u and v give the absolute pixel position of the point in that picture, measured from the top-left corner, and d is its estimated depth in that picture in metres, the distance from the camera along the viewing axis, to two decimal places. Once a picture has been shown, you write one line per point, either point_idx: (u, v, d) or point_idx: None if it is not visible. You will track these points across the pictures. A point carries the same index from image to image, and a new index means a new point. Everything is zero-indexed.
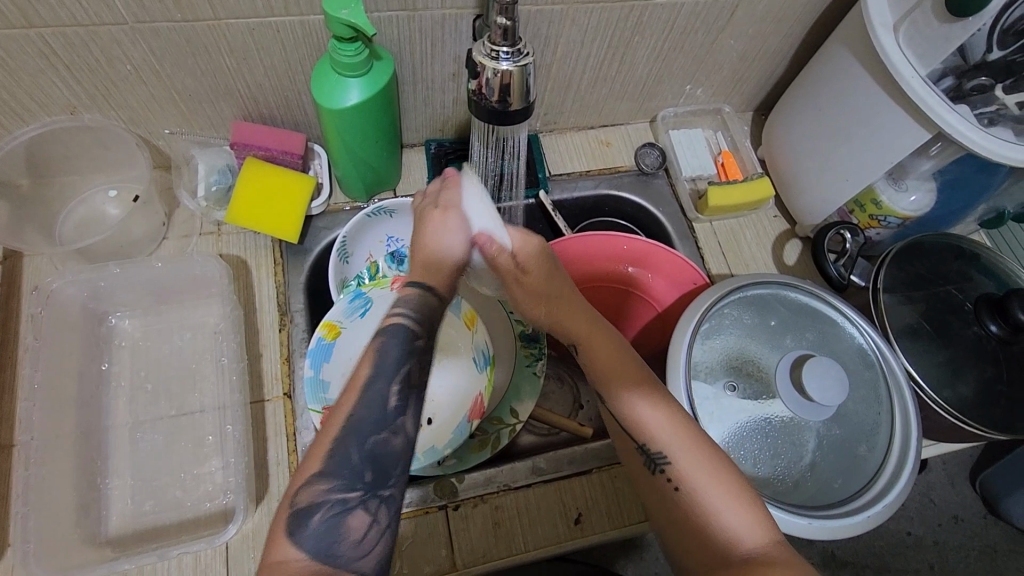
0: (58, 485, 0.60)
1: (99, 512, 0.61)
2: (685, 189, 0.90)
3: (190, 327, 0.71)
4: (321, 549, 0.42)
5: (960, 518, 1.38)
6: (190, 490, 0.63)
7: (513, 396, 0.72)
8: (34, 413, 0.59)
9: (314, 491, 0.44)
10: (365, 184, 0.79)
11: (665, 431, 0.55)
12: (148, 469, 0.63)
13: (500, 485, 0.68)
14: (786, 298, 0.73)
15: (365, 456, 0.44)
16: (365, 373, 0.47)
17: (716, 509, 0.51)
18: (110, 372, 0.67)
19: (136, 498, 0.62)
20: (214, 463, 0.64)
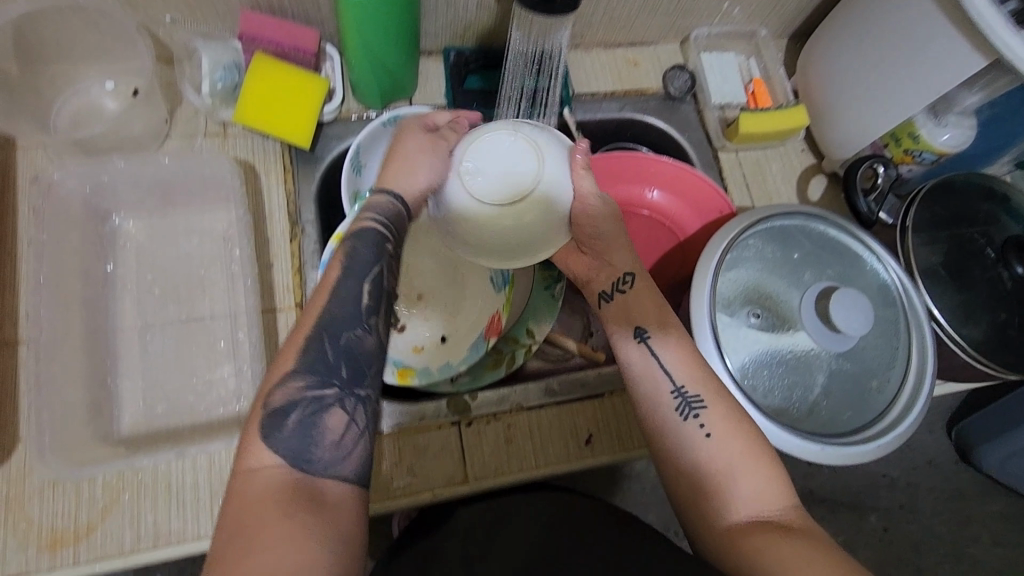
0: (70, 383, 0.59)
1: (113, 411, 0.62)
2: (713, 117, 0.86)
3: (198, 233, 0.69)
4: (296, 452, 0.44)
5: (934, 462, 1.42)
6: (202, 395, 0.64)
7: (531, 316, 0.72)
8: (41, 310, 0.57)
9: (288, 391, 0.46)
10: (381, 91, 0.74)
11: (707, 385, 0.56)
12: (159, 372, 0.64)
13: (513, 404, 0.68)
14: (813, 231, 0.71)
15: (339, 353, 0.47)
16: (336, 273, 0.49)
17: (740, 466, 0.53)
18: (115, 274, 0.65)
19: (149, 399, 0.63)
20: (225, 369, 0.64)
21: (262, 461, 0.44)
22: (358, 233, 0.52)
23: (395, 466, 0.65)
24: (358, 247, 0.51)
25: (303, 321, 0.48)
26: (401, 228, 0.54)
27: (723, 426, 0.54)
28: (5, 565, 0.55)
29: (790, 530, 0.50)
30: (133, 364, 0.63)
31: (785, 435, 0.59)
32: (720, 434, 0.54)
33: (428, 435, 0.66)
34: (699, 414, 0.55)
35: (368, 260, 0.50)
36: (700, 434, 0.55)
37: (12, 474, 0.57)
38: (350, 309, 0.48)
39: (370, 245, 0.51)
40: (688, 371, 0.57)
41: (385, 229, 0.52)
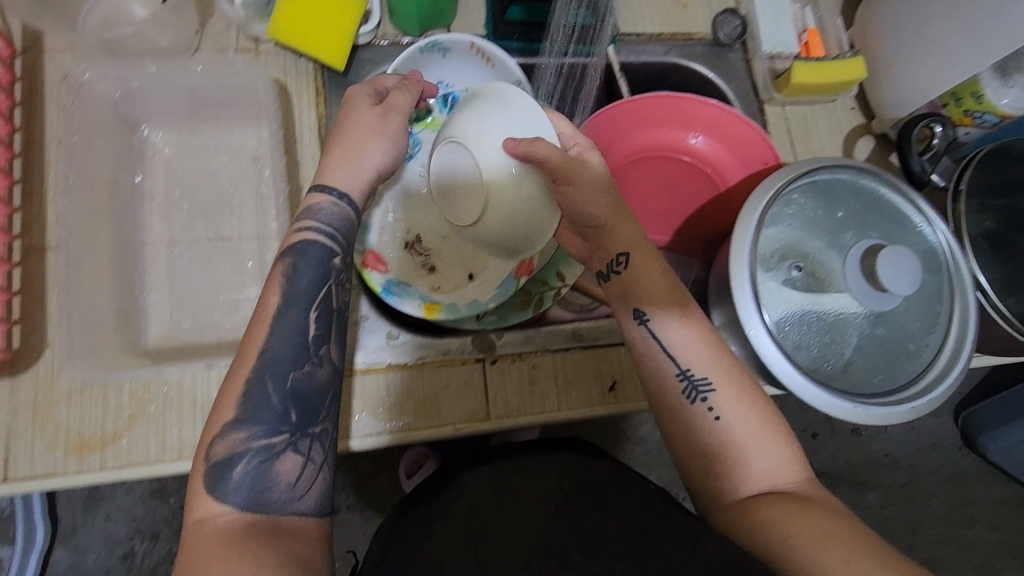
0: (98, 289, 0.59)
1: (139, 321, 0.63)
2: (762, 68, 0.82)
3: (228, 150, 0.69)
4: (252, 499, 0.44)
5: (937, 445, 1.39)
6: (228, 313, 0.65)
7: (562, 260, 0.70)
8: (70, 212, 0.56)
9: (231, 443, 0.45)
10: (420, 17, 0.70)
11: (715, 366, 0.54)
12: (187, 286, 0.65)
13: (539, 345, 0.68)
14: (862, 188, 0.68)
15: (285, 396, 0.47)
16: (274, 300, 0.49)
17: (754, 443, 0.52)
18: (144, 186, 0.66)
19: (176, 313, 0.64)
20: (251, 290, 0.65)
21: (213, 512, 0.43)
22: (299, 248, 0.51)
23: (416, 399, 0.65)
24: (302, 272, 0.51)
25: (243, 356, 0.48)
26: (350, 235, 0.54)
27: (733, 407, 0.53)
28: (33, 464, 0.55)
29: (808, 501, 0.49)
30: (160, 278, 0.65)
31: (816, 390, 0.58)
32: (730, 416, 0.52)
33: (451, 370, 0.66)
34: (708, 398, 0.53)
35: (315, 288, 0.51)
36: (709, 417, 0.53)
37: (40, 377, 0.57)
38: (296, 345, 0.48)
39: (317, 268, 0.51)
40: (695, 352, 0.54)
41: (331, 242, 0.53)
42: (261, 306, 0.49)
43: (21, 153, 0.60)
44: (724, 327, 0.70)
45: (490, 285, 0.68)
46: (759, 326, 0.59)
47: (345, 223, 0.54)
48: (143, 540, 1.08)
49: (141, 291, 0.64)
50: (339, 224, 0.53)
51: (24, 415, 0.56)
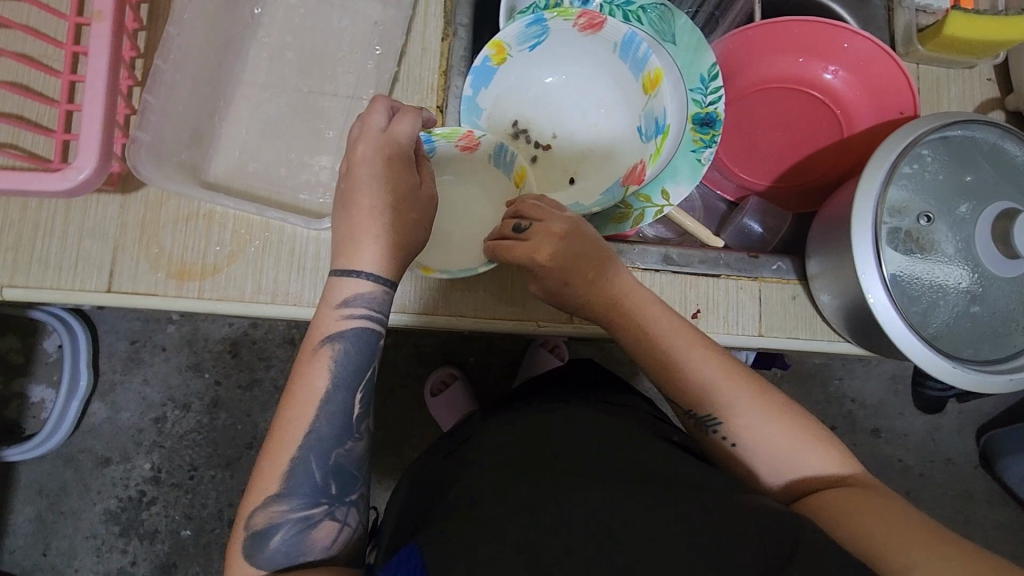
0: (179, 100, 0.55)
1: (210, 145, 0.59)
2: (906, 18, 0.76)
3: (351, 13, 0.63)
4: (289, 559, 0.47)
5: (951, 461, 1.31)
6: (294, 172, 0.60)
7: (669, 177, 0.66)
8: (188, 16, 0.54)
9: (271, 514, 0.47)
10: None
11: (723, 399, 0.52)
12: (264, 136, 0.60)
13: (628, 261, 0.68)
14: (997, 155, 0.65)
15: (327, 470, 0.49)
16: (323, 384, 0.49)
17: (786, 449, 0.50)
18: (261, 20, 0.61)
19: (244, 154, 0.60)
20: (324, 160, 0.61)
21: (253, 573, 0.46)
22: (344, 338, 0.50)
23: (502, 293, 0.65)
24: (352, 355, 0.50)
25: (284, 435, 0.48)
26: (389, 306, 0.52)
27: (751, 429, 0.51)
28: (137, 281, 0.56)
29: (859, 489, 0.47)
30: (241, 112, 0.60)
31: (919, 345, 0.57)
32: (745, 442, 0.51)
33: None
34: (720, 429, 0.52)
35: (361, 368, 0.51)
36: (726, 445, 0.52)
37: (150, 198, 0.58)
38: (339, 422, 0.49)
39: (360, 352, 0.51)
40: (693, 392, 0.53)
41: (376, 327, 0.52)
42: (308, 388, 0.49)
43: None
44: (820, 276, 0.67)
45: (594, 190, 0.67)
46: (874, 273, 0.58)
47: (384, 299, 0.52)
48: (175, 408, 1.11)
49: (222, 119, 0.60)
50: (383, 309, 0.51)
51: (132, 230, 0.57)
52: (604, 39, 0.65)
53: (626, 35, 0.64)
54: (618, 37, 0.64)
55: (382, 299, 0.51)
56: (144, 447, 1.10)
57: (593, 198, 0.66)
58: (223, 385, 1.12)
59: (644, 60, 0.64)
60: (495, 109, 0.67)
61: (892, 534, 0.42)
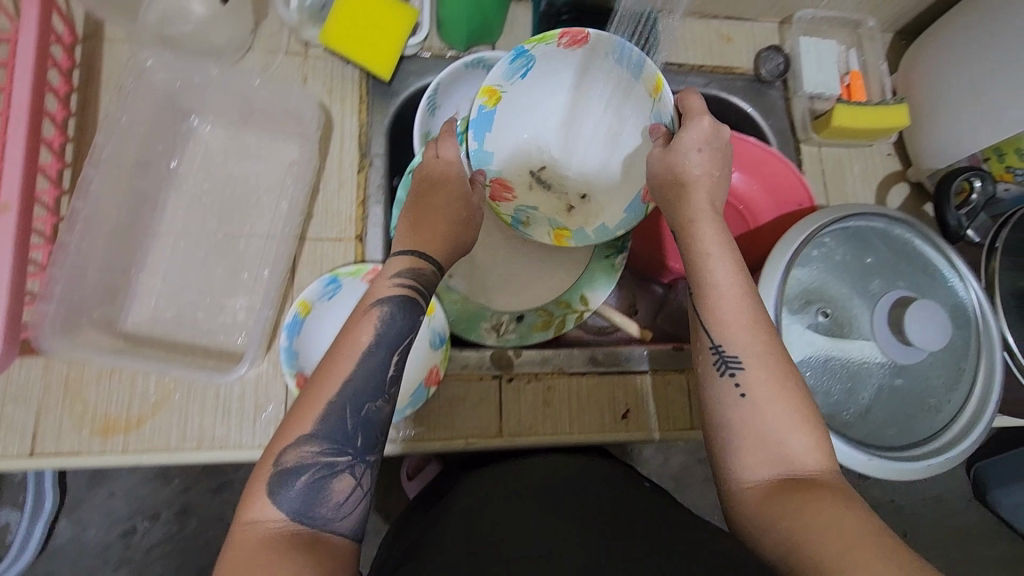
0: (88, 266, 0.57)
1: (125, 300, 0.60)
2: (802, 106, 0.82)
3: (265, 160, 0.67)
4: (301, 510, 0.44)
5: (943, 498, 1.29)
6: (211, 315, 0.62)
7: (586, 282, 0.71)
8: (92, 186, 0.56)
9: (301, 454, 0.45)
10: (469, 33, 0.71)
11: (751, 345, 0.51)
12: (180, 281, 0.62)
13: (556, 366, 0.69)
14: (895, 237, 0.67)
15: (358, 422, 0.48)
16: (367, 337, 0.49)
17: (789, 425, 0.48)
18: (177, 172, 0.64)
19: (161, 302, 0.61)
20: (240, 300, 0.63)
21: (263, 515, 0.44)
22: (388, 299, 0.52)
23: (432, 411, 0.66)
24: (397, 319, 0.51)
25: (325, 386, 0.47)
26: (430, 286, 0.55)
27: (766, 384, 0.49)
28: (59, 441, 0.57)
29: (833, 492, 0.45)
30: (158, 262, 0.62)
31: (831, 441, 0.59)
32: (758, 397, 0.49)
33: (469, 384, 0.67)
34: (736, 373, 0.50)
35: (401, 334, 0.51)
36: (734, 392, 0.50)
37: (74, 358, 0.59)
38: (374, 381, 0.49)
39: (403, 317, 0.51)
40: (729, 329, 0.52)
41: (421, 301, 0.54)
42: (353, 340, 0.49)
43: (74, 138, 0.62)
44: None
45: (618, 203, 0.68)
46: None
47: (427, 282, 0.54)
48: (144, 519, 1.08)
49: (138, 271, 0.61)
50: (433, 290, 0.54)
51: (54, 393, 0.58)
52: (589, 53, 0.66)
53: (614, 44, 0.64)
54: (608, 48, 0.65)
55: (429, 276, 0.55)
56: (112, 564, 1.07)
57: (620, 211, 0.68)
58: (193, 490, 1.10)
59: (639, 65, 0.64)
60: (504, 152, 0.70)
61: (872, 555, 0.39)
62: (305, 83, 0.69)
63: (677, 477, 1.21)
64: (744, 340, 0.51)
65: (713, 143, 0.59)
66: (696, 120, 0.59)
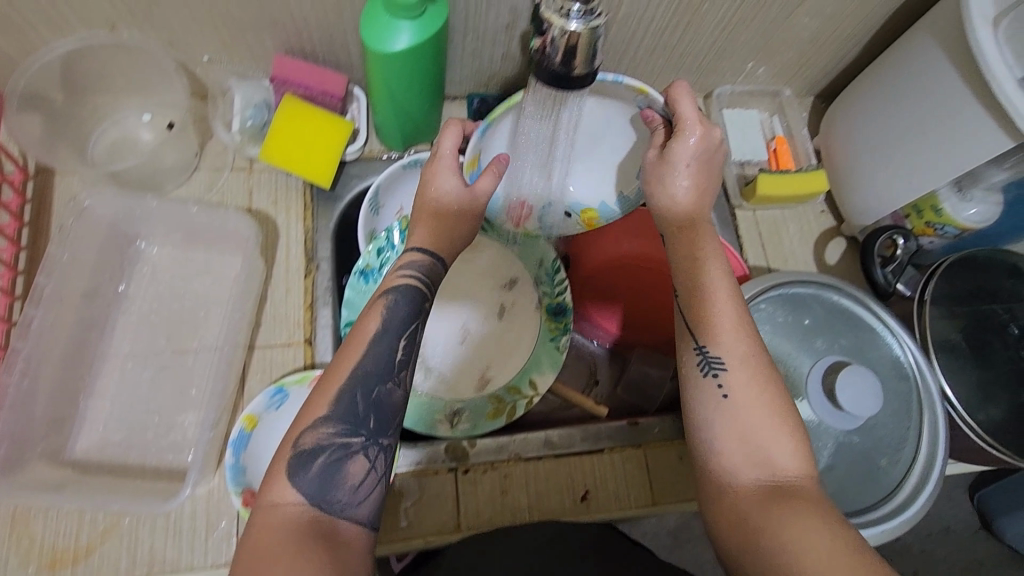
0: (35, 399, 0.58)
1: (73, 428, 0.61)
2: (732, 173, 0.85)
3: (213, 274, 0.68)
4: (319, 493, 0.44)
5: (950, 529, 1.26)
6: (160, 434, 0.62)
7: (534, 367, 0.74)
8: (33, 325, 0.58)
9: (318, 436, 0.46)
10: (403, 135, 0.74)
11: (732, 343, 0.52)
12: (128, 403, 0.62)
13: (511, 453, 0.69)
14: (827, 300, 0.70)
15: (369, 405, 0.48)
16: (376, 325, 0.51)
17: (766, 428, 0.49)
18: (125, 294, 0.66)
19: (109, 426, 0.61)
20: (189, 416, 0.63)
21: (283, 498, 0.44)
22: (395, 291, 0.53)
23: (388, 511, 0.65)
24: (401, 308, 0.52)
25: (337, 373, 0.49)
26: (435, 279, 0.56)
27: (744, 379, 0.50)
28: None
29: (805, 495, 0.46)
30: (106, 386, 0.62)
31: None
32: (738, 399, 0.50)
33: (425, 479, 0.67)
34: (718, 374, 0.51)
35: (407, 321, 0.52)
36: (716, 392, 0.51)
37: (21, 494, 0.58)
38: (385, 365, 0.49)
39: (410, 304, 0.53)
40: (711, 326, 0.53)
41: (422, 293, 0.54)
42: (361, 330, 0.51)
43: (24, 270, 0.65)
44: None
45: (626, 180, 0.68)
46: None
47: (433, 271, 0.55)
48: None
49: (87, 397, 0.62)
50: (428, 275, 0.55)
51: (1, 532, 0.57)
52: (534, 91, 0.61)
53: None
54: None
55: (436, 271, 0.56)
56: None
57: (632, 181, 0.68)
58: None
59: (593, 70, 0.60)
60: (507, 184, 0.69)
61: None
62: (251, 196, 0.72)
63: (675, 536, 1.18)
64: (730, 341, 0.52)
65: (703, 155, 0.56)
66: (688, 131, 0.55)
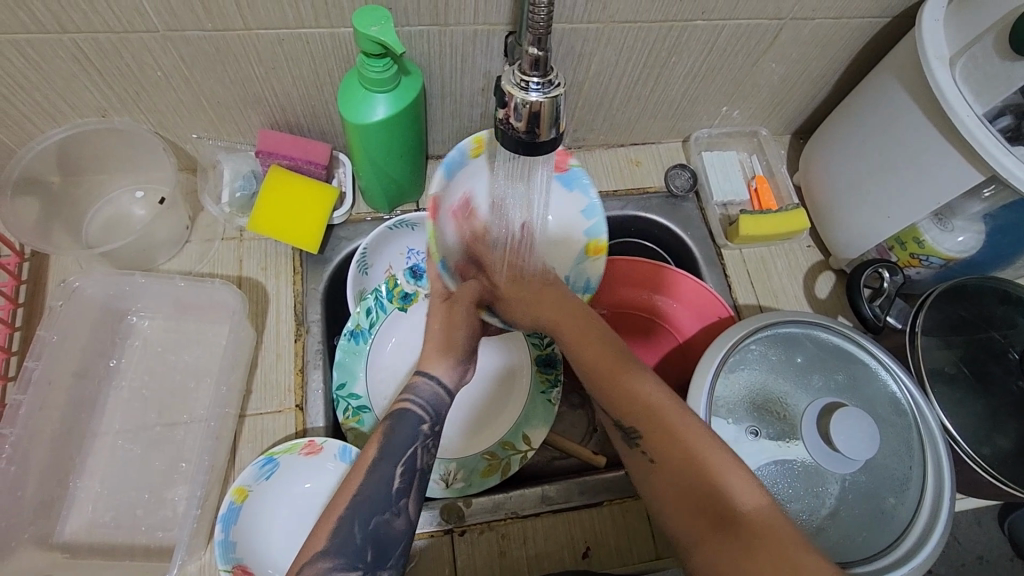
0: (25, 483, 0.58)
1: (63, 509, 0.60)
2: (715, 214, 0.87)
3: (203, 344, 0.69)
4: None
5: (985, 559, 1.21)
6: (150, 511, 0.61)
7: (526, 422, 0.74)
8: (21, 410, 0.59)
9: (317, 570, 0.46)
10: (389, 198, 0.76)
11: (641, 406, 0.56)
12: (118, 480, 0.62)
13: (508, 512, 0.67)
14: (818, 337, 0.69)
15: (367, 534, 0.49)
16: (373, 452, 0.53)
17: (701, 473, 0.51)
18: (116, 369, 0.66)
19: (99, 505, 0.61)
20: (179, 491, 0.62)
21: None
22: (397, 415, 0.56)
23: None
24: (397, 429, 0.55)
25: (338, 500, 0.51)
26: (442, 410, 0.59)
27: (665, 440, 0.53)
28: None
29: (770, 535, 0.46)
30: (97, 464, 0.62)
31: None
32: (661, 459, 0.53)
33: (421, 543, 0.65)
34: (639, 442, 0.55)
35: (406, 445, 0.54)
36: (644, 461, 0.54)
37: None
38: (383, 492, 0.51)
39: (409, 430, 0.55)
40: (619, 397, 0.57)
41: (423, 413, 0.57)
42: (361, 458, 0.54)
43: (17, 350, 0.66)
44: None
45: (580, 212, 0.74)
46: None
47: (436, 397, 0.59)
48: None
49: (78, 476, 0.62)
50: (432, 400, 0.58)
51: None
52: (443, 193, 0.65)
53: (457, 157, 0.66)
54: (443, 179, 0.65)
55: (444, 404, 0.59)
56: None
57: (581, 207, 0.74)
58: None
59: (464, 158, 0.67)
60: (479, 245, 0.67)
61: None
62: (241, 264, 0.74)
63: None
64: (639, 407, 0.56)
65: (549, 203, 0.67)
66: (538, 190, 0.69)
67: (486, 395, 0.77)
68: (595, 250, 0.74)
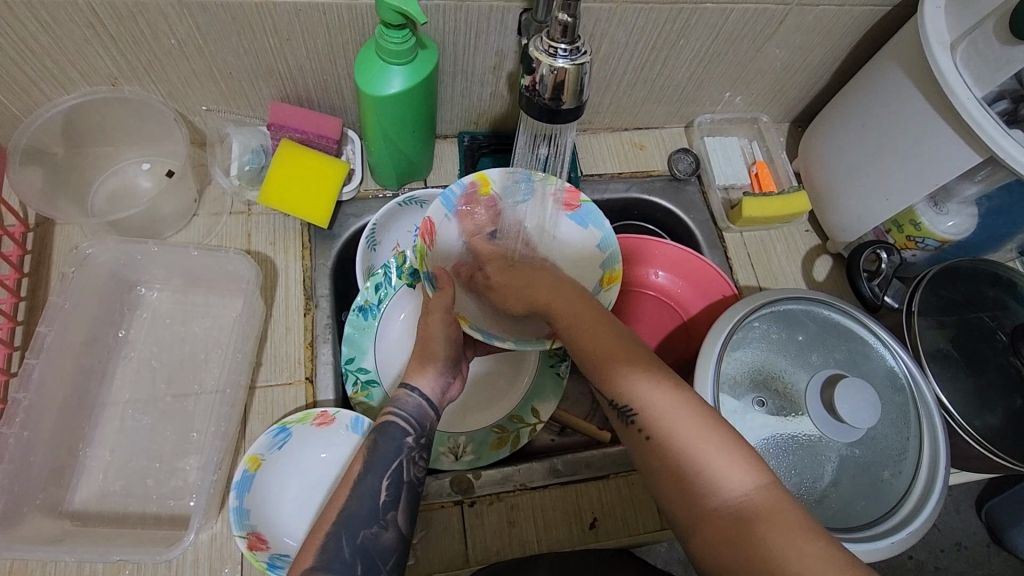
0: (36, 450, 0.58)
1: (73, 479, 0.60)
2: (717, 198, 0.89)
3: (212, 316, 0.69)
4: None
5: (962, 546, 1.25)
6: (161, 480, 0.61)
7: (535, 396, 0.76)
8: (33, 375, 0.58)
9: None
10: (399, 173, 0.77)
11: (651, 392, 0.51)
12: (128, 449, 0.62)
13: (517, 484, 0.68)
14: (818, 315, 0.71)
15: (355, 550, 0.46)
16: (359, 466, 0.51)
17: (704, 451, 0.47)
18: (125, 339, 0.66)
19: (109, 474, 0.61)
20: (191, 461, 0.62)
21: None
22: (381, 428, 0.53)
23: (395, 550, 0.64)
24: (378, 443, 0.52)
25: (325, 517, 0.48)
26: (427, 424, 0.56)
27: (661, 417, 0.50)
28: None
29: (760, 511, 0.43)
30: (107, 434, 0.62)
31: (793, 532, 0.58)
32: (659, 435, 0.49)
33: (430, 514, 0.66)
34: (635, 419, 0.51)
35: (392, 459, 0.51)
36: (639, 436, 0.51)
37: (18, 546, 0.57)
38: (369, 506, 0.48)
39: (395, 443, 0.52)
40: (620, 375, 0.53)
41: (406, 425, 0.54)
42: (347, 474, 0.51)
43: (23, 320, 0.66)
44: None
45: (592, 251, 0.69)
46: None
47: (424, 414, 0.56)
48: None
49: (87, 445, 0.62)
50: (419, 414, 0.55)
51: None
52: (441, 222, 0.67)
53: (445, 199, 0.67)
54: (441, 208, 0.67)
55: (431, 424, 0.56)
56: None
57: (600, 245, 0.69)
58: None
59: (466, 193, 0.68)
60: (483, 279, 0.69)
61: None
62: (250, 239, 0.74)
63: (685, 563, 1.14)
64: (640, 387, 0.52)
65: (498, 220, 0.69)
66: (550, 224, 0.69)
67: (498, 374, 0.79)
68: (608, 280, 0.68)
